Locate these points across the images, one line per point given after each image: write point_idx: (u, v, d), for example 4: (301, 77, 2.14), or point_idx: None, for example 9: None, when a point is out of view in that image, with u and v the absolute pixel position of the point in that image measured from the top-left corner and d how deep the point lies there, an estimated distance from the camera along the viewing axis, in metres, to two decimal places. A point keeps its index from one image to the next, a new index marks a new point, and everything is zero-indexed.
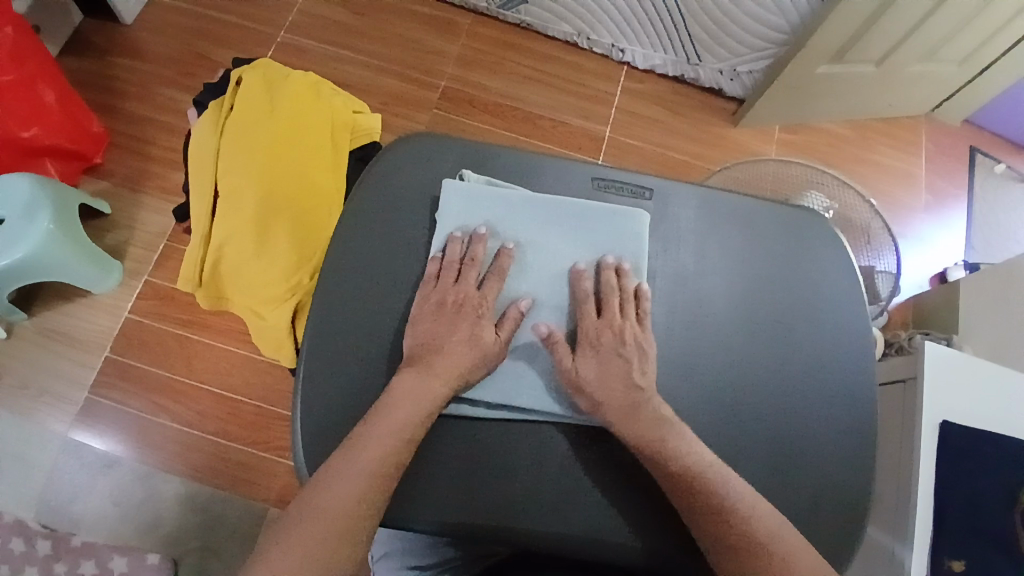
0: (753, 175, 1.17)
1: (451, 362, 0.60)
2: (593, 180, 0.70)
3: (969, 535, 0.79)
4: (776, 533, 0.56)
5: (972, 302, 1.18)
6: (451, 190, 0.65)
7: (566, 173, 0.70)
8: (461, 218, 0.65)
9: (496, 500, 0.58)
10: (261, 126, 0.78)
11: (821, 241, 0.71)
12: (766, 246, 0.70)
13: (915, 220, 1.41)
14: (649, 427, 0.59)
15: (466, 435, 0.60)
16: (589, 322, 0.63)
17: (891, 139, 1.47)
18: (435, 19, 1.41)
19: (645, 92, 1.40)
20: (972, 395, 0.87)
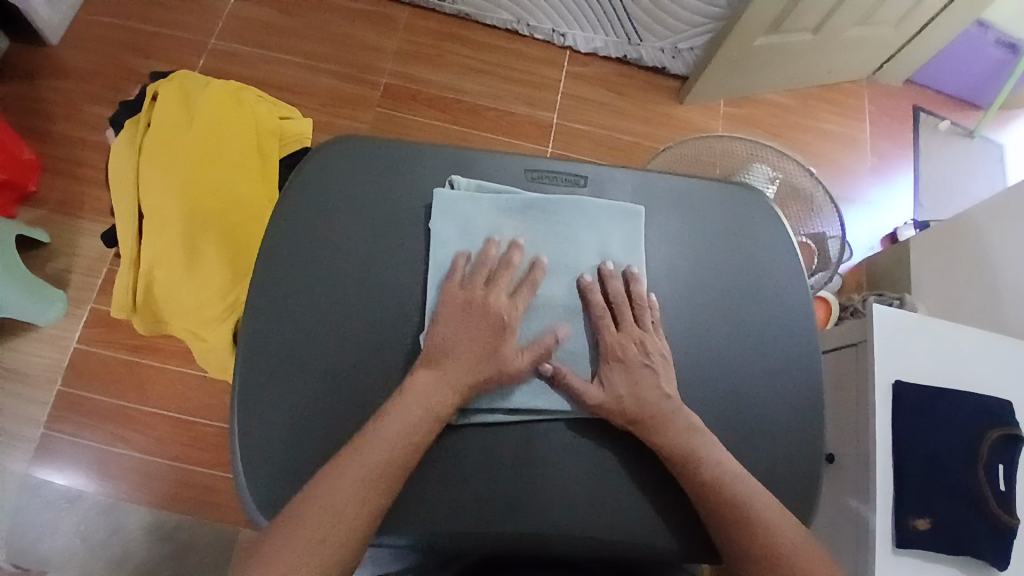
0: (693, 156, 1.17)
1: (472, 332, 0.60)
2: (525, 172, 0.69)
3: (930, 494, 0.81)
4: (800, 545, 0.56)
5: (921, 259, 1.20)
6: (444, 198, 0.64)
7: (498, 165, 0.69)
8: (459, 222, 0.65)
9: (482, 501, 0.58)
10: (180, 140, 0.75)
11: (758, 214, 0.71)
12: (702, 225, 0.70)
13: (863, 184, 1.43)
14: (682, 436, 0.59)
15: (450, 445, 0.59)
16: (610, 336, 0.62)
17: (835, 105, 1.48)
18: (371, 15, 1.37)
19: (591, 75, 1.40)
20: (922, 353, 0.89)
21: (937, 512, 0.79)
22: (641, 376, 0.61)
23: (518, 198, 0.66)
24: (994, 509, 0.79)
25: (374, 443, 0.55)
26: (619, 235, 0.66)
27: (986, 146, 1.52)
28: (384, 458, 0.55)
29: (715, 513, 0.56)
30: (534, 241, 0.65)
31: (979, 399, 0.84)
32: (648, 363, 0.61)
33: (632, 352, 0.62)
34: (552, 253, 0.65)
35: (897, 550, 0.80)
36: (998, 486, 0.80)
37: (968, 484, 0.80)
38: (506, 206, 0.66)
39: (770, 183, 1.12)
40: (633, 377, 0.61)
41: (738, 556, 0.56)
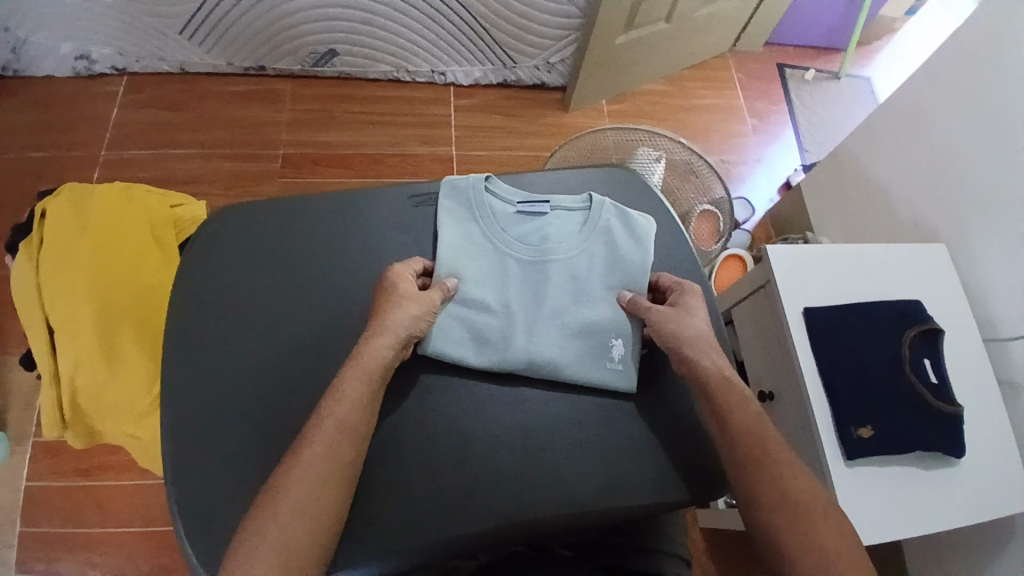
0: (604, 148, 1.26)
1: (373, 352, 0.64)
2: (411, 198, 0.78)
3: (858, 403, 0.88)
4: (816, 490, 0.59)
5: (817, 198, 1.34)
6: (452, 189, 0.78)
7: (486, 191, 0.78)
8: (460, 207, 0.77)
9: (457, 505, 0.63)
10: (76, 246, 0.76)
11: (622, 191, 0.84)
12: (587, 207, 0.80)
13: (752, 145, 1.53)
14: (725, 387, 0.65)
15: (419, 464, 0.64)
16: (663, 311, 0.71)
17: (707, 81, 1.60)
18: (257, 93, 1.42)
19: (478, 103, 1.47)
20: (821, 281, 0.99)
21: (876, 419, 0.87)
22: (684, 325, 0.69)
23: (500, 234, 0.76)
24: (933, 399, 0.87)
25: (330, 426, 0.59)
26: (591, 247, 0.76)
27: (853, 84, 1.65)
28: (337, 445, 0.58)
29: (755, 455, 0.60)
30: (520, 260, 0.75)
31: (878, 308, 0.95)
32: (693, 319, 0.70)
33: (678, 315, 0.70)
34: (537, 282, 0.75)
35: (850, 463, 0.87)
36: (929, 378, 0.89)
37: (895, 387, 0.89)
38: (490, 206, 0.78)
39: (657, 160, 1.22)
40: (680, 326, 0.69)
41: (771, 500, 0.57)
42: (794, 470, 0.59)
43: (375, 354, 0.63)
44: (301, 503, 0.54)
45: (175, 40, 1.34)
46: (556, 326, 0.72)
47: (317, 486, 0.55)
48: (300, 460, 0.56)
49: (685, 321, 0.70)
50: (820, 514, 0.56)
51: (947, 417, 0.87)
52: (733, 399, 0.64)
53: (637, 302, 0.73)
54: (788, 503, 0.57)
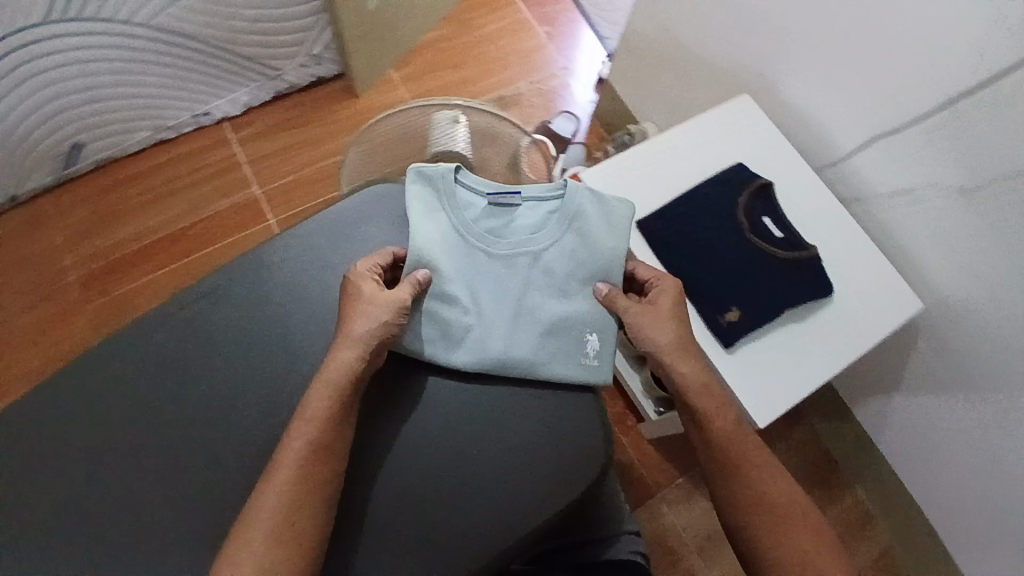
0: (403, 132, 1.16)
1: (342, 369, 0.70)
2: (202, 298, 0.77)
3: (714, 292, 0.92)
4: (785, 493, 0.71)
5: (628, 89, 1.31)
6: (422, 178, 0.83)
7: (455, 185, 0.83)
8: (428, 200, 0.82)
9: None
10: None
11: None
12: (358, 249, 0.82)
13: (554, 53, 1.47)
14: (708, 398, 0.75)
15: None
16: (634, 308, 0.78)
17: (485, 6, 1.49)
18: (16, 224, 1.23)
19: (264, 128, 1.33)
20: (641, 190, 0.99)
21: (738, 301, 0.91)
22: (660, 315, 0.77)
23: (473, 236, 0.82)
24: (777, 251, 0.94)
25: (293, 453, 0.65)
26: (552, 248, 0.83)
27: None
28: (303, 470, 0.64)
29: (740, 464, 0.72)
30: (485, 256, 0.82)
31: (698, 194, 0.97)
32: (672, 311, 0.78)
33: (655, 306, 0.78)
34: (510, 281, 0.82)
35: (729, 349, 0.90)
36: (772, 234, 0.96)
37: (741, 259, 0.93)
38: (457, 206, 0.83)
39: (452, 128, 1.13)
40: (655, 322, 0.77)
41: (749, 506, 0.70)
42: (768, 477, 0.72)
43: (343, 364, 0.70)
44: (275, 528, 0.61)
45: None
46: (533, 324, 0.81)
47: (285, 512, 0.62)
48: (270, 494, 0.63)
49: (661, 313, 0.78)
50: (796, 516, 0.70)
51: (793, 265, 0.93)
52: (717, 408, 0.75)
53: (614, 293, 0.80)
54: (761, 505, 0.70)
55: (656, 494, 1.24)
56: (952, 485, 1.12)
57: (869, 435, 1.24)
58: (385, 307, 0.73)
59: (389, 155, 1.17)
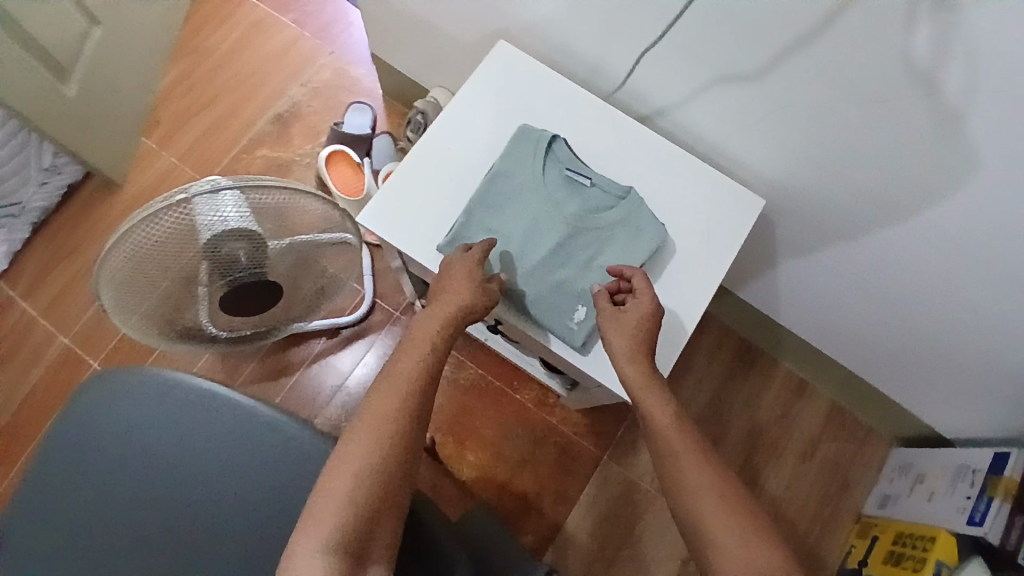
0: (157, 243, 0.80)
1: (465, 287, 0.73)
2: None
3: (551, 294, 0.80)
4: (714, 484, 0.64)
5: (397, 58, 1.13)
6: (527, 129, 0.85)
7: (551, 147, 0.85)
8: (517, 149, 0.84)
9: None
10: None
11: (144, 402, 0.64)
12: (122, 459, 0.63)
13: (310, 44, 1.26)
14: (656, 389, 0.70)
15: None
16: (603, 304, 0.76)
17: (211, 22, 1.27)
18: None
19: (38, 269, 1.14)
20: (434, 204, 0.84)
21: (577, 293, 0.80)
22: (630, 315, 0.73)
23: (524, 182, 0.83)
24: (599, 210, 0.83)
25: (384, 405, 0.64)
26: (582, 232, 0.82)
27: None
28: (406, 408, 0.65)
29: (670, 456, 0.67)
30: (521, 203, 0.82)
31: (495, 184, 0.83)
32: (644, 318, 0.73)
33: (628, 305, 0.74)
34: (537, 229, 0.82)
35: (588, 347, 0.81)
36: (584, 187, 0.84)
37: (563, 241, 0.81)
38: (526, 160, 0.83)
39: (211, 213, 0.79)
40: (622, 319, 0.73)
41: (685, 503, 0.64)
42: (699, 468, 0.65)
43: (422, 344, 0.70)
44: (343, 521, 0.57)
45: None
46: (539, 274, 0.80)
47: (357, 497, 0.58)
48: (365, 444, 0.61)
49: (636, 314, 0.73)
50: (738, 501, 0.63)
51: (620, 221, 0.82)
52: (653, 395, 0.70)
53: (602, 294, 0.76)
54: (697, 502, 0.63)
55: (602, 455, 1.20)
56: (859, 338, 1.09)
57: (762, 311, 1.20)
58: (480, 281, 0.74)
59: (151, 273, 0.83)
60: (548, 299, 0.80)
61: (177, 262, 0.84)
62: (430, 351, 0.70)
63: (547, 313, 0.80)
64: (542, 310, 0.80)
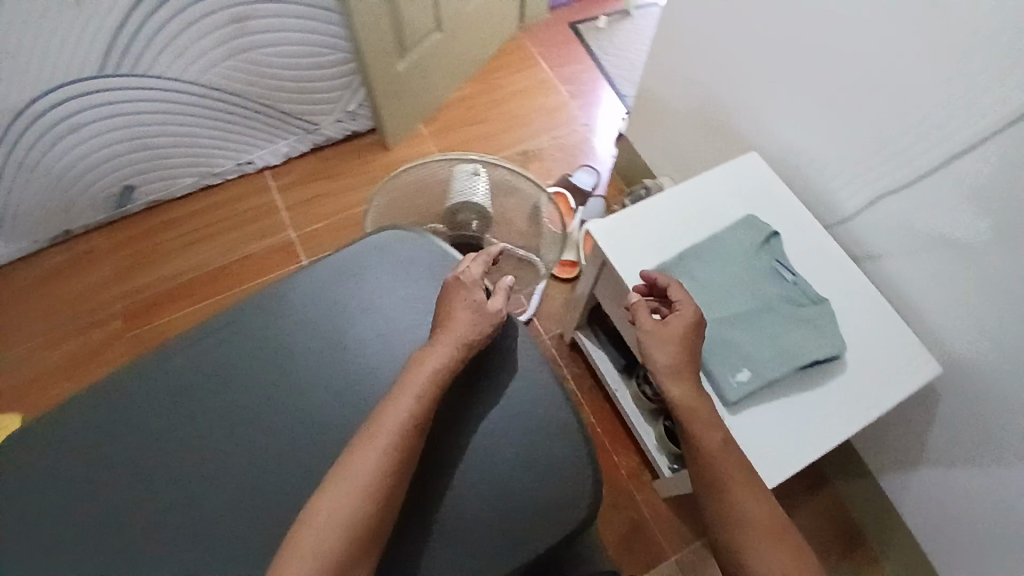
0: (423, 180, 1.19)
1: (481, 315, 0.75)
2: (208, 338, 0.78)
3: (725, 348, 0.90)
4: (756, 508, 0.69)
5: (644, 143, 1.36)
6: (752, 217, 1.01)
7: (767, 241, 0.99)
8: (739, 229, 0.99)
9: None
10: None
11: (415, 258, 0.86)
12: (388, 284, 0.84)
13: (576, 111, 1.53)
14: (704, 423, 0.75)
15: None
16: (642, 316, 0.82)
17: (511, 65, 1.58)
18: (71, 260, 1.34)
19: (301, 175, 1.44)
20: (651, 240, 1.00)
21: (748, 359, 0.90)
22: (670, 331, 0.80)
23: (735, 254, 0.97)
24: (789, 303, 0.94)
25: (390, 418, 0.67)
26: (769, 312, 0.93)
27: (644, 15, 1.67)
28: (390, 460, 0.64)
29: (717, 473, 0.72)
30: (726, 268, 0.96)
31: (710, 246, 0.98)
32: (679, 338, 0.80)
33: (669, 320, 0.81)
34: (732, 294, 0.94)
35: (735, 407, 0.90)
36: (783, 281, 0.96)
37: (751, 312, 0.93)
38: (744, 240, 0.98)
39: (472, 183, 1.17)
40: (660, 331, 0.80)
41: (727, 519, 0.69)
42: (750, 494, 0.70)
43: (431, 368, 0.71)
44: (343, 530, 0.60)
45: None
46: (720, 327, 0.91)
47: (358, 508, 0.61)
48: (368, 456, 0.64)
49: (676, 323, 0.81)
50: (778, 531, 0.67)
51: (806, 319, 0.93)
52: (705, 425, 0.75)
53: (640, 306, 0.84)
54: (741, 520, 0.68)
55: (669, 556, 1.19)
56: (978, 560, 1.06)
57: (886, 496, 1.19)
58: (481, 314, 0.75)
59: (410, 204, 1.20)
60: (719, 350, 0.90)
61: (430, 205, 1.21)
62: (425, 394, 0.69)
63: (713, 360, 0.89)
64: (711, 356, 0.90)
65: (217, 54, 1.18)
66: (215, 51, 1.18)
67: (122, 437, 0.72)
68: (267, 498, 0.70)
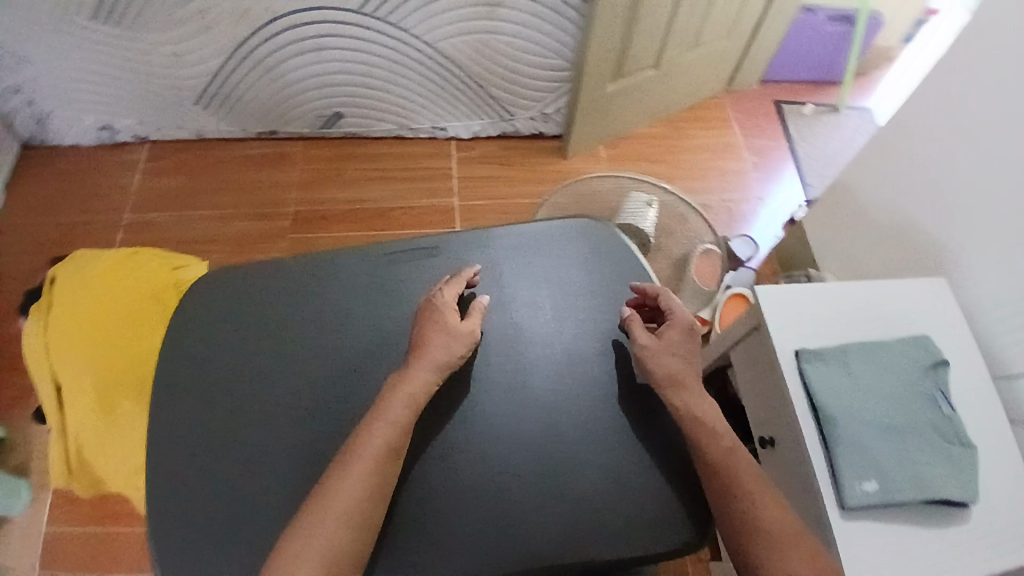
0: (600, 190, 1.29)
1: (455, 351, 0.70)
2: (385, 255, 0.80)
3: (858, 451, 0.85)
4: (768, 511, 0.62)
5: (820, 234, 1.34)
6: (925, 337, 0.95)
7: (935, 366, 0.92)
8: (908, 343, 0.94)
9: (428, 550, 0.65)
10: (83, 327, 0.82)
11: (604, 251, 0.83)
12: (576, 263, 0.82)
13: (753, 181, 1.54)
14: (705, 429, 0.68)
15: (398, 544, 0.65)
16: (638, 326, 0.75)
17: (704, 120, 1.61)
18: (266, 156, 1.50)
19: (482, 154, 1.53)
20: (813, 323, 0.97)
21: (880, 470, 0.83)
22: (671, 352, 0.73)
23: (898, 365, 0.91)
24: (944, 435, 0.87)
25: (373, 443, 0.63)
26: (918, 435, 0.86)
27: (852, 117, 1.65)
28: (373, 481, 0.61)
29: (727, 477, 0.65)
30: (884, 375, 0.90)
31: (873, 348, 0.93)
32: (675, 353, 0.73)
33: (670, 337, 0.74)
34: (884, 402, 0.88)
35: (850, 513, 0.84)
36: (942, 410, 0.89)
37: (898, 426, 0.87)
38: (911, 355, 0.92)
39: (645, 208, 1.24)
40: (664, 351, 0.73)
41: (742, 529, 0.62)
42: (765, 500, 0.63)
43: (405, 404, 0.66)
44: (332, 549, 0.57)
45: (192, 110, 1.43)
46: (859, 428, 0.86)
47: (344, 528, 0.58)
48: (358, 475, 0.61)
49: (675, 339, 0.74)
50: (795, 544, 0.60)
51: (958, 458, 0.85)
52: (709, 433, 0.68)
53: (634, 318, 0.76)
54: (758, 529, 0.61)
55: None
56: None
57: None
58: (456, 338, 0.71)
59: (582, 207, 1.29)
60: (851, 450, 0.85)
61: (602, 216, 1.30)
62: (401, 419, 0.65)
63: (843, 457, 0.84)
64: (840, 453, 0.85)
65: (455, 27, 1.29)
66: (455, 24, 1.28)
67: (290, 304, 0.75)
68: None
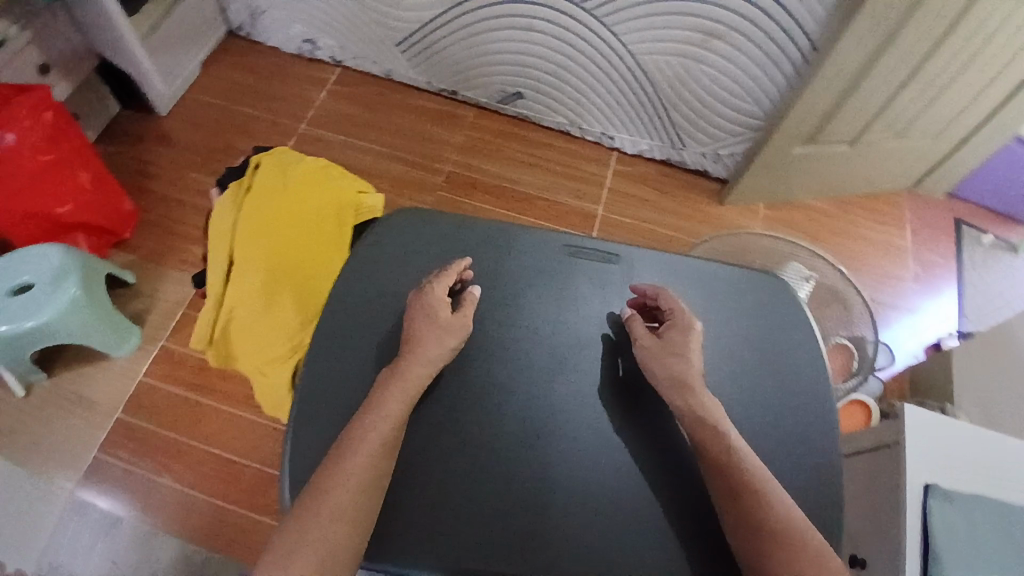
0: (760, 247, 1.27)
1: (435, 349, 0.69)
2: (565, 247, 0.82)
3: None
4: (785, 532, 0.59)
5: (964, 369, 1.20)
6: None
7: None
8: None
9: (518, 529, 0.65)
10: (271, 220, 0.96)
11: (768, 303, 0.81)
12: (745, 315, 0.80)
13: (907, 292, 1.45)
14: (714, 439, 0.65)
15: (493, 511, 0.66)
16: (638, 327, 0.73)
17: (874, 213, 1.53)
18: (440, 113, 1.55)
19: (641, 175, 1.52)
20: (958, 463, 0.87)
21: None
22: (674, 357, 0.70)
23: None
24: None
25: (367, 430, 0.63)
26: None
27: None
28: (370, 465, 0.61)
29: (742, 494, 0.61)
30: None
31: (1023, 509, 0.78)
32: (674, 352, 0.71)
33: (670, 335, 0.72)
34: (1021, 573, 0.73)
35: None
36: None
37: None
38: None
39: (803, 280, 1.19)
40: (665, 356, 0.70)
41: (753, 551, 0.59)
42: (778, 519, 0.60)
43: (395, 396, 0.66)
44: (335, 527, 0.58)
45: (391, 50, 1.49)
46: None
47: (342, 508, 0.59)
48: (356, 458, 0.61)
49: (678, 341, 0.71)
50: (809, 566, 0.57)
51: None
52: (724, 452, 0.64)
53: (636, 320, 0.74)
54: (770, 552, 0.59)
55: None
56: None
57: None
58: (447, 331, 0.70)
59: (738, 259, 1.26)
60: None
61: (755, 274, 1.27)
62: (395, 406, 0.65)
63: None
64: None
65: (662, 48, 1.27)
66: (661, 44, 1.26)
67: (465, 263, 0.79)
68: (541, 382, 0.73)
